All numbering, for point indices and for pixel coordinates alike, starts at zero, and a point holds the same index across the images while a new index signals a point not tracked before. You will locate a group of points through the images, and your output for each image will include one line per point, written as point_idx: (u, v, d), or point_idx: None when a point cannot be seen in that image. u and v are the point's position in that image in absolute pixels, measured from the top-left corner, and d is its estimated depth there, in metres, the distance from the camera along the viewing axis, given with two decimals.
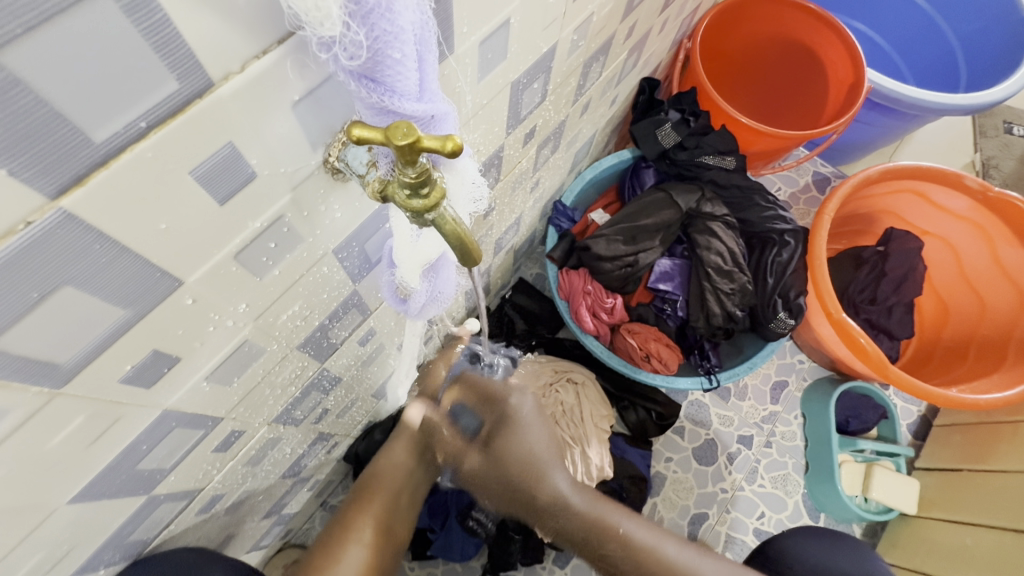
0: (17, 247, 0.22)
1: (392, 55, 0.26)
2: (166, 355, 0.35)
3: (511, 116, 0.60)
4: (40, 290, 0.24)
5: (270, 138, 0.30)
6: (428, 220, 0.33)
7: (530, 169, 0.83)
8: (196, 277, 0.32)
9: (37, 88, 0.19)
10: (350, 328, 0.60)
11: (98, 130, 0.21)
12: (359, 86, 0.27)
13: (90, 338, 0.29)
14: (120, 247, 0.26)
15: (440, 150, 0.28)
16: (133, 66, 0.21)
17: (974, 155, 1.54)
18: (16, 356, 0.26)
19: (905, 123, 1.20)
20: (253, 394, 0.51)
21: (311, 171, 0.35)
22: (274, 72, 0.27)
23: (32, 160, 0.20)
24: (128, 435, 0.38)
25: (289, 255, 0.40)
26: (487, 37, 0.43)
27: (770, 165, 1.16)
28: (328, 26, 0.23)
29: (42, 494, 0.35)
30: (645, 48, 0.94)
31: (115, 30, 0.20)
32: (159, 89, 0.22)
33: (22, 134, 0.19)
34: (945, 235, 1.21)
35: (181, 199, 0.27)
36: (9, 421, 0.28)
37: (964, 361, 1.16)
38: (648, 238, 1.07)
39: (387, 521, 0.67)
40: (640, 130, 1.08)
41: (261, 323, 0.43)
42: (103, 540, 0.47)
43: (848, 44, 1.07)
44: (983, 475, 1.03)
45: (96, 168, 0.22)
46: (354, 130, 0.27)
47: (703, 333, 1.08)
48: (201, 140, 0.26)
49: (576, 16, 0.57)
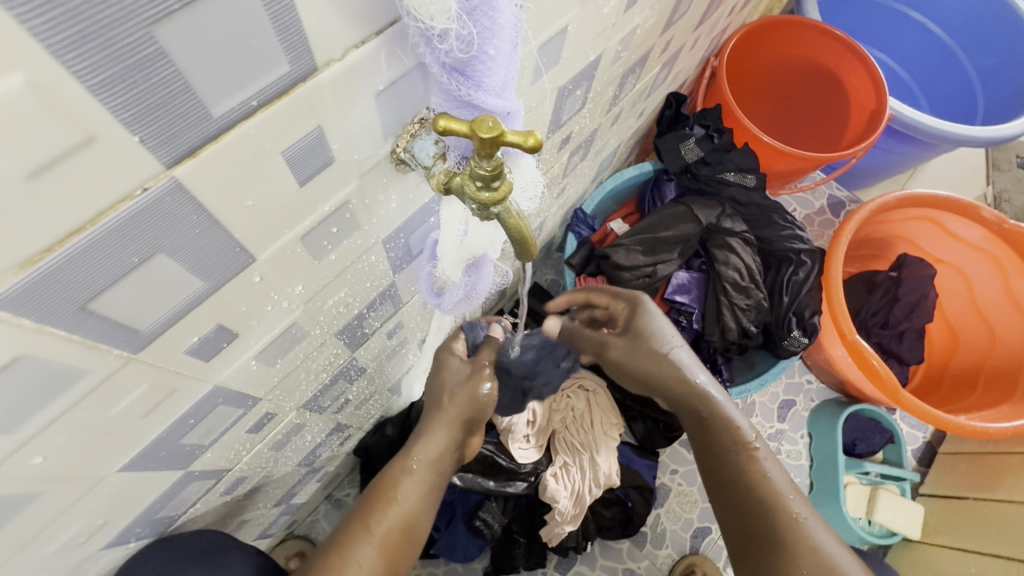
0: (129, 212, 0.23)
1: (488, 51, 0.27)
2: (227, 331, 0.36)
3: (553, 121, 0.61)
4: (139, 255, 0.25)
5: (353, 125, 0.31)
6: (492, 213, 0.34)
7: (560, 174, 0.84)
8: (266, 256, 0.33)
9: (176, 62, 0.20)
10: (382, 319, 0.60)
11: (217, 106, 0.23)
12: (448, 78, 0.28)
13: (170, 307, 0.30)
14: (212, 221, 0.27)
15: (521, 145, 0.29)
16: (257, 47, 0.22)
17: (987, 187, 1.56)
18: (106, 319, 0.27)
19: (923, 151, 1.22)
20: (290, 377, 0.51)
21: (379, 161, 0.36)
22: (368, 61, 0.28)
23: (158, 130, 0.21)
24: (181, 407, 0.39)
25: (345, 242, 0.41)
26: (546, 43, 0.44)
27: (788, 185, 1.18)
28: (440, 20, 0.24)
29: (98, 460, 0.36)
30: (677, 64, 0.96)
31: (249, 14, 0.21)
32: (273, 70, 0.24)
33: (155, 105, 0.21)
34: (958, 264, 1.22)
35: (269, 177, 0.28)
36: (86, 382, 0.29)
37: (974, 390, 1.17)
38: (666, 250, 1.08)
39: (415, 510, 0.56)
40: (664, 143, 1.10)
41: (310, 307, 0.44)
42: (136, 513, 0.47)
43: (872, 70, 1.09)
44: (990, 504, 1.04)
45: (207, 143, 0.24)
46: (441, 120, 0.28)
47: (716, 347, 1.09)
48: (296, 123, 0.27)
49: (623, 27, 0.58)
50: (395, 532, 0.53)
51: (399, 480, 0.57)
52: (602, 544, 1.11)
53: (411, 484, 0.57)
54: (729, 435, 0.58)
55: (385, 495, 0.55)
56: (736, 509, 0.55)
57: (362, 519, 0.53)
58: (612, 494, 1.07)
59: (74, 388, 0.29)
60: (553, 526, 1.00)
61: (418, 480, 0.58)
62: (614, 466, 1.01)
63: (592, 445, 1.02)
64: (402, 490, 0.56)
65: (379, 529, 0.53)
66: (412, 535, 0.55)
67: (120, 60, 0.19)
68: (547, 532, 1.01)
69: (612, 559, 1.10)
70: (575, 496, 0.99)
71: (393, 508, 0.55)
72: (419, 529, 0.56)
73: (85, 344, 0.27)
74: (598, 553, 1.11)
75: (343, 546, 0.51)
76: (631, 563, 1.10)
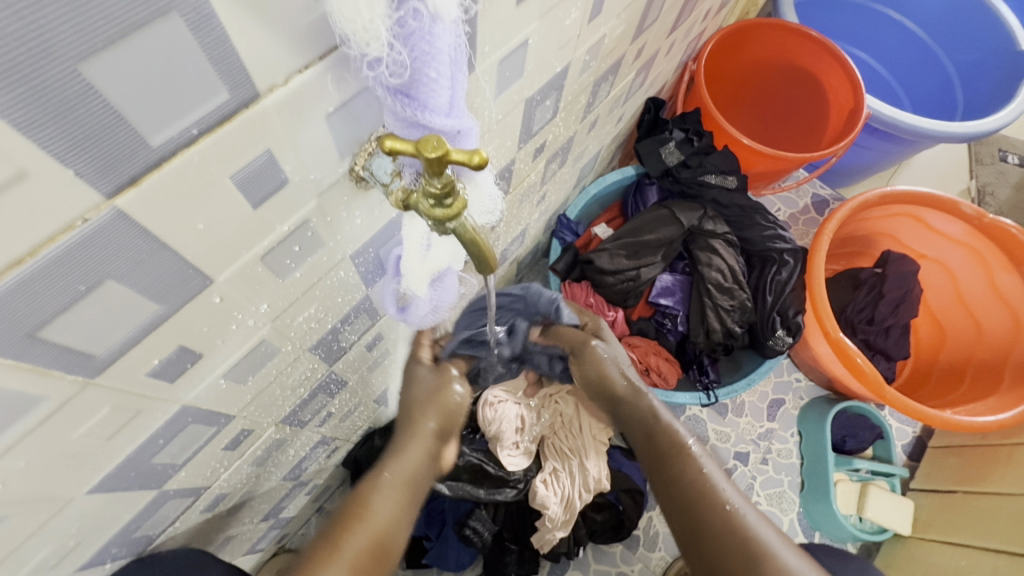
0: (71, 242, 0.23)
1: (428, 74, 0.28)
2: (190, 351, 0.36)
3: (524, 132, 0.62)
4: (85, 282, 0.26)
5: (305, 147, 0.31)
6: (448, 228, 0.35)
7: (538, 182, 0.85)
8: (225, 276, 0.34)
9: (106, 95, 0.21)
10: (359, 332, 0.61)
11: (155, 135, 0.23)
12: (394, 100, 0.29)
13: (125, 331, 0.30)
14: (161, 246, 0.28)
15: (467, 163, 0.30)
16: (192, 78, 0.23)
17: (970, 181, 1.57)
18: (58, 346, 0.27)
19: (902, 148, 1.23)
20: (264, 394, 0.51)
21: (338, 179, 0.36)
22: (314, 85, 0.28)
23: (93, 162, 0.22)
24: (148, 428, 0.39)
25: (310, 259, 0.41)
26: (507, 56, 0.45)
27: (770, 185, 1.19)
28: (374, 47, 0.25)
29: (65, 482, 0.36)
30: (652, 69, 0.97)
31: (180, 47, 0.22)
32: (212, 99, 0.24)
33: (87, 137, 0.21)
34: (941, 259, 1.23)
35: (219, 202, 0.29)
36: (43, 408, 0.29)
37: (960, 383, 1.17)
38: (649, 253, 1.08)
39: (388, 528, 0.51)
40: (644, 147, 1.11)
41: (279, 323, 0.44)
42: (112, 533, 0.47)
43: (848, 70, 1.10)
44: (979, 498, 1.04)
45: (148, 171, 0.24)
46: (387, 141, 0.29)
47: (702, 349, 1.09)
48: (244, 148, 0.27)
49: (589, 37, 0.59)
50: (367, 553, 0.49)
51: (372, 495, 0.53)
52: (594, 548, 1.11)
53: (382, 504, 0.52)
54: (669, 439, 0.60)
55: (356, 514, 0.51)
56: (682, 510, 0.56)
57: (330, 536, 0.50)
58: (603, 498, 1.07)
59: (30, 415, 0.29)
60: (543, 532, 1.00)
61: (391, 500, 0.53)
62: (603, 470, 1.00)
63: (581, 449, 1.01)
64: (373, 508, 0.52)
65: (350, 550, 0.48)
66: (384, 554, 0.50)
67: (45, 97, 0.19)
68: (538, 538, 1.00)
69: (605, 563, 1.10)
70: (565, 502, 0.99)
71: (363, 529, 0.50)
72: (392, 555, 0.51)
73: (38, 370, 0.27)
74: (591, 558, 1.10)
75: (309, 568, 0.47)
76: (624, 567, 1.10)
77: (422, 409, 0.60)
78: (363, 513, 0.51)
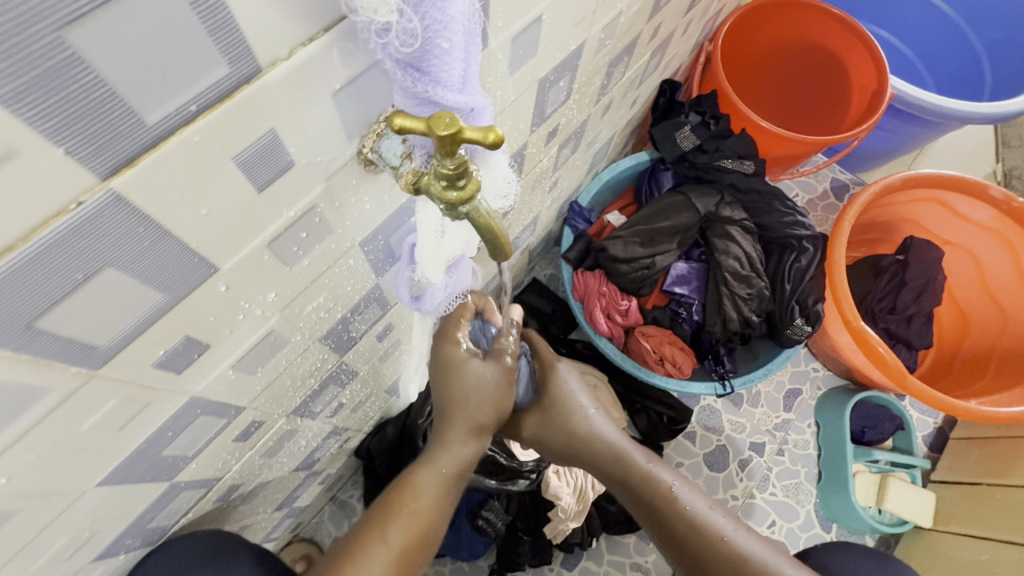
0: (65, 227, 0.22)
1: (440, 45, 0.26)
2: (197, 342, 0.35)
3: (537, 114, 0.60)
4: (84, 270, 0.24)
5: (311, 127, 0.30)
6: (462, 213, 0.33)
7: (550, 168, 0.82)
8: (231, 264, 0.33)
9: (98, 68, 0.19)
10: (369, 323, 0.59)
11: (151, 112, 0.22)
12: (404, 75, 0.27)
13: (128, 322, 0.29)
14: (162, 232, 0.26)
15: (481, 142, 0.28)
16: (189, 50, 0.21)
17: (996, 165, 1.52)
18: (59, 337, 0.26)
19: (928, 130, 1.18)
20: (275, 384, 0.50)
21: (345, 162, 0.35)
22: (320, 59, 0.27)
23: (88, 140, 0.21)
24: (157, 420, 0.38)
25: (319, 246, 0.39)
26: (520, 33, 0.43)
27: (788, 170, 1.15)
28: (383, 13, 0.24)
29: (75, 475, 0.35)
30: (668, 50, 0.94)
31: (177, 16, 0.20)
32: (211, 73, 0.23)
33: (80, 114, 0.20)
34: (966, 246, 1.19)
35: (221, 184, 0.27)
36: (48, 401, 0.29)
37: (985, 374, 1.14)
38: (664, 240, 1.06)
39: (433, 517, 0.54)
40: (659, 131, 1.07)
41: (288, 313, 0.43)
42: (125, 525, 0.47)
43: (872, 49, 1.06)
44: (1001, 490, 1.02)
45: (146, 151, 0.23)
46: (397, 119, 0.27)
47: (718, 338, 1.07)
48: (247, 127, 0.26)
49: (604, 14, 0.56)
50: (412, 542, 0.52)
51: (419, 487, 0.54)
52: (608, 539, 1.10)
53: (429, 492, 0.54)
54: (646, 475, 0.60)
55: (403, 507, 0.53)
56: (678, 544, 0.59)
57: (375, 527, 0.52)
58: None
59: (35, 407, 0.28)
60: (557, 522, 0.99)
61: (439, 485, 0.54)
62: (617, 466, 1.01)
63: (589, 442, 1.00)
64: (418, 499, 0.53)
65: (394, 543, 0.52)
66: (428, 540, 0.54)
67: (32, 67, 0.18)
68: (551, 529, 1.00)
69: (618, 554, 1.09)
70: (578, 493, 1.00)
71: (410, 519, 0.53)
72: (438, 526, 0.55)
73: (40, 362, 0.26)
74: (604, 548, 1.10)
75: (355, 559, 0.50)
76: (638, 557, 1.09)
77: (476, 408, 0.54)
78: (409, 500, 0.54)
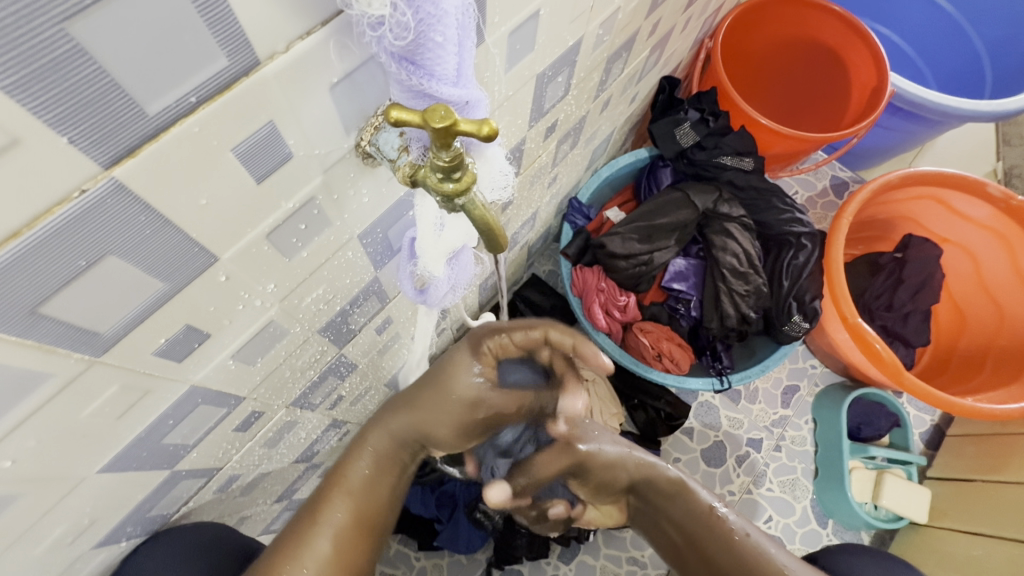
0: (69, 215, 0.23)
1: (434, 38, 0.27)
2: (197, 331, 0.36)
3: (535, 110, 0.60)
4: (87, 258, 0.25)
5: (308, 120, 0.30)
6: (458, 205, 0.34)
7: (549, 164, 0.83)
8: (230, 255, 0.33)
9: (99, 59, 0.20)
10: (368, 315, 0.60)
11: (152, 103, 0.22)
12: (398, 68, 0.28)
13: (129, 309, 0.30)
14: (163, 221, 0.27)
15: (475, 134, 0.28)
16: (188, 42, 0.22)
17: (997, 163, 1.52)
18: (61, 323, 0.27)
19: (927, 128, 1.18)
20: (274, 375, 0.51)
21: (343, 155, 0.35)
22: (318, 52, 0.27)
23: (90, 130, 0.21)
24: (157, 408, 0.39)
25: (317, 238, 0.40)
26: (517, 28, 0.43)
27: (788, 168, 1.15)
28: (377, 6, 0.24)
29: (77, 460, 0.36)
30: (668, 46, 0.94)
31: (176, 9, 0.21)
32: (209, 65, 0.23)
33: (83, 104, 0.20)
34: (964, 244, 1.19)
35: (220, 175, 0.28)
36: (50, 386, 0.29)
37: (981, 371, 1.14)
38: (663, 237, 1.06)
39: (369, 502, 0.56)
40: (658, 128, 1.07)
41: (286, 304, 0.43)
42: (125, 512, 0.48)
43: (873, 47, 1.06)
44: (995, 487, 1.02)
45: (147, 141, 0.23)
46: (392, 111, 0.28)
47: (715, 334, 1.07)
48: (246, 118, 0.26)
49: (603, 10, 0.57)
50: (348, 526, 0.54)
51: (352, 469, 0.56)
52: (605, 533, 1.11)
53: (361, 478, 0.56)
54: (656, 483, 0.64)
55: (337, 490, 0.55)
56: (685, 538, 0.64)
57: (309, 511, 0.54)
58: None
59: (37, 392, 0.29)
60: None
61: (366, 478, 0.56)
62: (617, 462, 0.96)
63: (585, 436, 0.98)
64: (351, 484, 0.55)
65: (326, 527, 0.53)
66: (367, 525, 0.56)
67: (35, 58, 0.18)
68: None
69: (615, 548, 1.10)
70: None
71: (343, 501, 0.55)
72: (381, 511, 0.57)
73: (43, 348, 0.27)
74: (601, 542, 1.10)
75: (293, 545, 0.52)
76: (635, 551, 1.10)
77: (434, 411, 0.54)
78: (343, 483, 0.56)
